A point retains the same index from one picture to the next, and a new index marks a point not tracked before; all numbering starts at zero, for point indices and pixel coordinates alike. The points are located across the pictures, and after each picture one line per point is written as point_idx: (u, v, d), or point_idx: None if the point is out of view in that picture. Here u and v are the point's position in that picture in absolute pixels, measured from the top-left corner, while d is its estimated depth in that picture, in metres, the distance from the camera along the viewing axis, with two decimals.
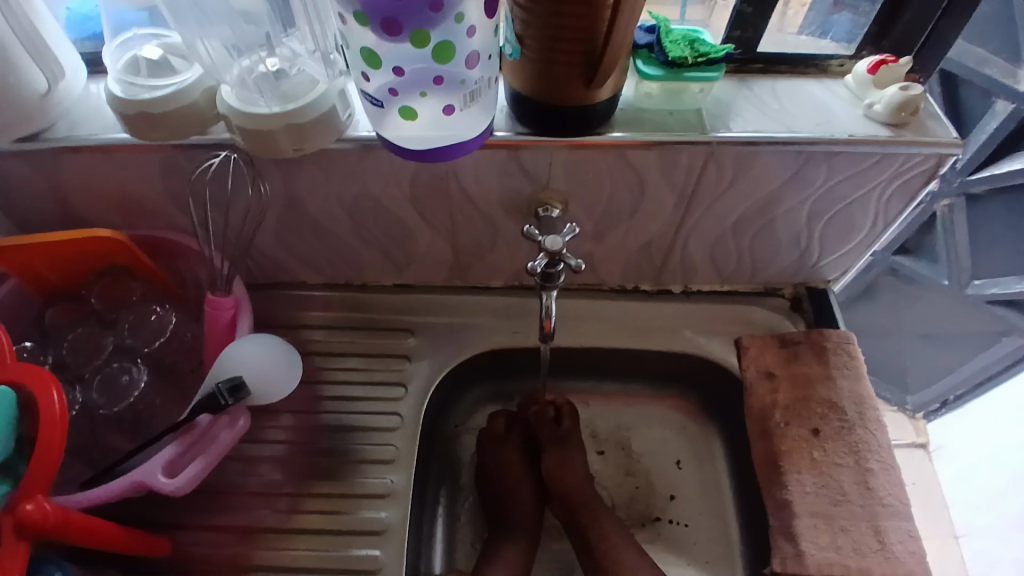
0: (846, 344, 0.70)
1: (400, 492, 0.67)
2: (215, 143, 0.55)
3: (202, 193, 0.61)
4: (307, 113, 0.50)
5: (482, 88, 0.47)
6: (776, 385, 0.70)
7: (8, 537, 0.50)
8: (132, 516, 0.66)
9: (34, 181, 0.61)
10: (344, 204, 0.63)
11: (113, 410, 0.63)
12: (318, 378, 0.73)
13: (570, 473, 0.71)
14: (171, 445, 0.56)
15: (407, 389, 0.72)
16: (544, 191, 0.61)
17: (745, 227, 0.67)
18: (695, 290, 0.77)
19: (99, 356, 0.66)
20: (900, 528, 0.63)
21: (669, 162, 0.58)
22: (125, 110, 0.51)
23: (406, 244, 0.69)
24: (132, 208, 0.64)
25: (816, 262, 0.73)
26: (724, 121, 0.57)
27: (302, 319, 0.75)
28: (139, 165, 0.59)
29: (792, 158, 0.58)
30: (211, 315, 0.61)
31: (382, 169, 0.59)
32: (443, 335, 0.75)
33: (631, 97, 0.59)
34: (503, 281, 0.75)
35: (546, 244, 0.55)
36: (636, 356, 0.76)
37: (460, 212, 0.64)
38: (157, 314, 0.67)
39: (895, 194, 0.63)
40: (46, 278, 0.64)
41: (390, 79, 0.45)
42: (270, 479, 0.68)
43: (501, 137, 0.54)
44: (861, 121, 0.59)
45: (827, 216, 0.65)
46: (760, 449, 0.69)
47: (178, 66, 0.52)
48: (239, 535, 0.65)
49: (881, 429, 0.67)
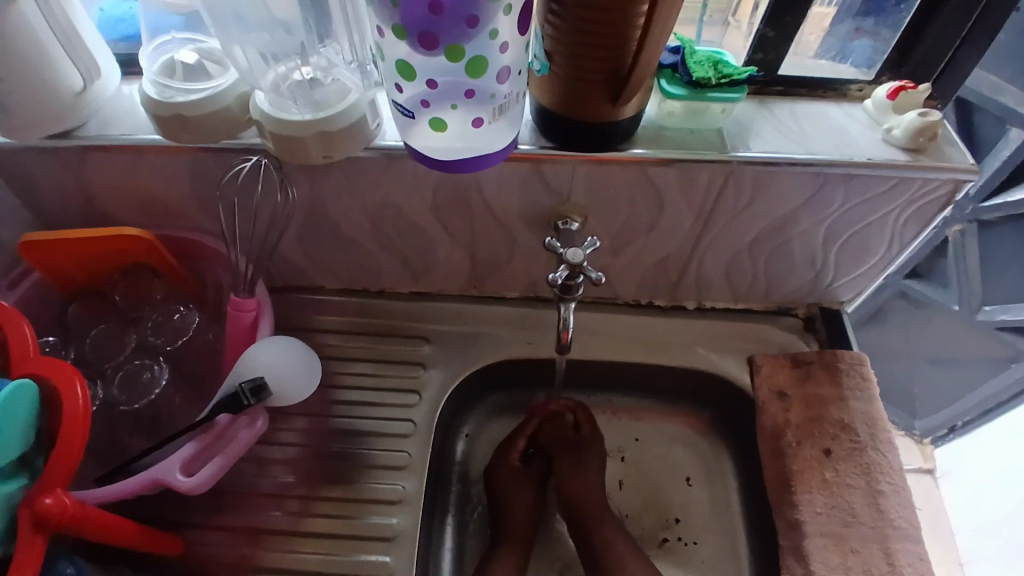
0: (858, 365, 0.71)
1: (410, 498, 0.67)
2: (245, 147, 0.57)
3: (228, 197, 0.62)
4: (339, 121, 0.51)
5: (510, 102, 0.48)
6: (788, 404, 0.71)
7: (26, 532, 0.51)
8: (143, 514, 0.67)
9: (68, 180, 0.62)
10: (367, 211, 0.64)
11: (134, 406, 0.64)
12: (333, 382, 0.74)
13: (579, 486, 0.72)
14: (190, 443, 0.56)
15: (420, 396, 0.73)
16: (565, 205, 0.61)
17: (761, 246, 0.67)
18: (708, 306, 0.78)
19: (121, 353, 0.67)
20: (910, 551, 0.63)
21: (689, 179, 0.59)
22: (159, 112, 0.53)
23: (425, 253, 0.70)
24: (159, 208, 0.66)
25: (830, 283, 0.73)
26: (743, 141, 0.58)
27: (320, 324, 0.76)
28: (170, 166, 0.60)
29: (810, 179, 0.59)
30: (233, 316, 0.61)
31: (407, 178, 0.60)
32: (457, 343, 0.75)
33: (653, 115, 0.60)
34: (518, 292, 0.76)
35: (567, 256, 0.56)
36: (648, 371, 0.76)
37: (480, 223, 0.65)
38: (179, 313, 0.68)
39: (911, 218, 0.63)
40: (72, 274, 0.65)
41: (423, 90, 0.46)
42: (282, 481, 0.68)
43: (525, 151, 0.55)
44: (880, 144, 0.60)
45: (842, 238, 0.66)
46: (772, 468, 0.69)
47: (213, 72, 0.54)
48: (249, 537, 0.65)
49: (892, 450, 0.67)
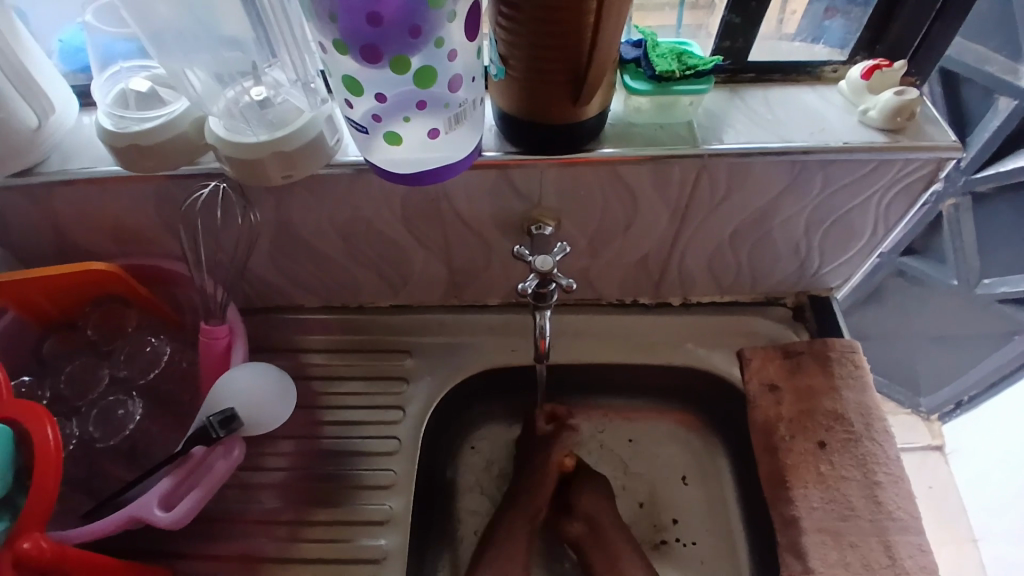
0: (850, 353, 0.69)
1: (399, 517, 0.66)
2: (204, 172, 0.55)
3: (193, 223, 0.61)
4: (295, 140, 0.50)
5: (467, 110, 0.47)
6: (780, 398, 0.69)
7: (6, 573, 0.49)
8: (131, 548, 0.66)
9: (31, 215, 0.61)
10: (337, 227, 0.63)
11: (109, 442, 0.63)
12: (318, 402, 0.72)
13: (579, 519, 0.69)
14: (167, 477, 0.55)
15: (405, 412, 0.71)
16: (537, 209, 0.60)
17: (742, 238, 0.66)
18: (695, 301, 0.76)
19: (94, 389, 0.66)
20: (911, 543, 0.61)
21: (661, 176, 0.57)
22: (116, 143, 0.51)
23: (401, 265, 0.68)
24: (126, 237, 0.64)
25: (818, 270, 0.71)
26: (715, 133, 0.57)
27: (302, 343, 0.75)
28: (132, 194, 0.59)
29: (786, 168, 0.57)
30: (205, 344, 0.60)
31: (373, 192, 0.58)
32: (440, 354, 0.74)
33: (621, 112, 0.58)
34: (500, 299, 0.75)
35: (536, 264, 0.54)
36: (637, 371, 0.75)
37: (454, 232, 0.63)
38: (151, 344, 0.67)
39: (895, 199, 0.62)
40: (44, 310, 0.64)
41: (373, 105, 0.44)
42: (269, 506, 0.67)
43: (490, 157, 0.54)
44: (857, 127, 0.58)
45: (826, 224, 0.64)
46: (766, 464, 0.67)
47: (167, 97, 0.53)
48: (239, 566, 0.64)
49: (888, 440, 0.66)
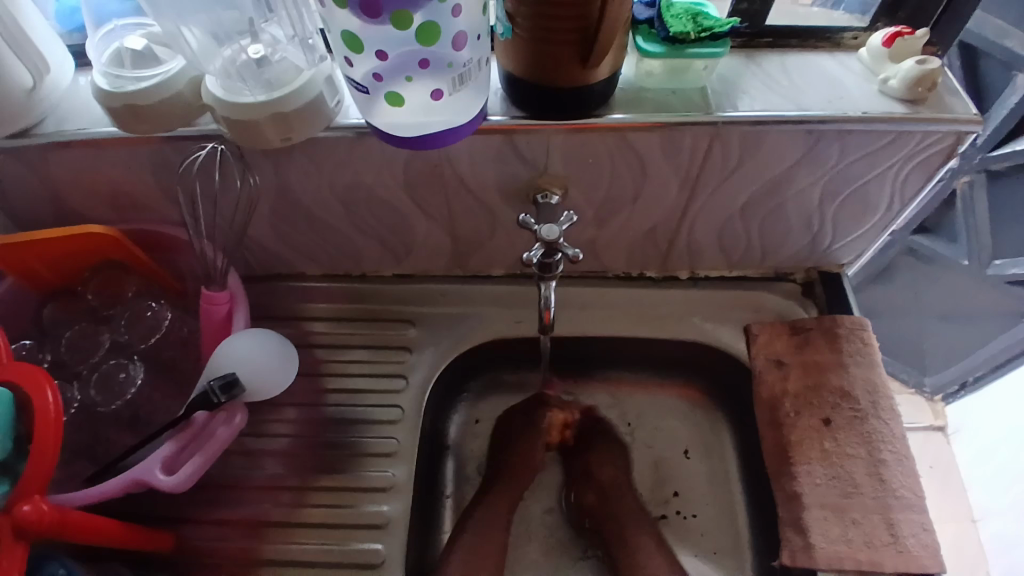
0: (859, 330, 0.68)
1: (401, 485, 0.67)
2: (201, 134, 0.54)
3: (192, 187, 0.60)
4: (294, 101, 0.48)
5: (471, 70, 0.45)
6: (786, 373, 0.68)
7: (6, 537, 0.49)
8: (137, 512, 0.66)
9: (26, 178, 0.60)
10: (338, 193, 0.61)
11: (110, 407, 0.63)
12: (321, 370, 0.72)
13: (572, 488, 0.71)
14: (169, 441, 0.55)
15: (408, 381, 0.71)
16: (543, 177, 0.59)
17: (754, 210, 0.64)
18: (702, 275, 0.75)
19: (96, 353, 0.65)
20: (913, 521, 0.61)
21: (673, 144, 0.55)
22: (111, 104, 0.50)
23: (404, 234, 0.67)
24: (124, 203, 0.63)
25: (829, 246, 0.70)
26: (730, 100, 0.55)
27: (306, 312, 0.74)
28: (129, 158, 0.58)
29: (802, 139, 0.55)
30: (206, 311, 0.60)
31: (375, 157, 0.57)
32: (444, 324, 0.74)
33: (631, 76, 0.56)
34: (505, 270, 0.74)
35: (541, 233, 0.53)
36: (641, 344, 0.74)
37: (457, 199, 0.62)
38: (152, 310, 0.66)
39: (912, 173, 0.60)
40: (43, 276, 0.63)
41: (374, 63, 0.43)
42: (273, 472, 0.67)
43: (496, 122, 0.52)
44: (876, 97, 0.56)
45: (840, 197, 0.63)
46: (771, 440, 0.67)
47: (162, 55, 0.51)
48: (245, 530, 0.65)
49: (894, 418, 0.65)
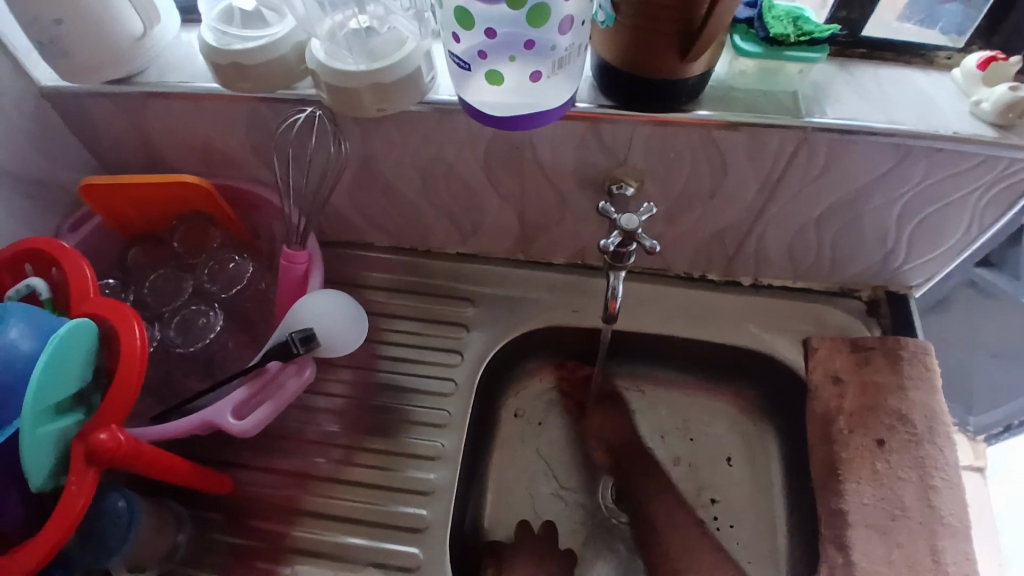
0: (923, 354, 0.67)
1: (448, 456, 0.69)
2: (299, 98, 0.57)
3: (283, 149, 0.63)
4: (393, 73, 0.51)
5: (570, 56, 0.46)
6: (843, 389, 0.67)
7: (78, 465, 0.52)
8: (197, 452, 0.70)
9: (133, 126, 0.64)
10: (418, 166, 0.63)
11: (189, 349, 0.67)
12: (379, 337, 0.74)
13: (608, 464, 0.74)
14: (241, 388, 0.58)
15: (462, 357, 0.73)
16: (620, 168, 0.59)
17: (829, 221, 0.63)
18: (764, 283, 0.75)
19: (178, 297, 0.69)
20: (959, 550, 0.60)
21: (757, 145, 0.55)
22: (217, 60, 0.53)
23: (474, 213, 0.69)
24: (216, 158, 0.67)
25: (900, 266, 0.68)
26: (819, 105, 0.54)
27: (369, 281, 0.77)
28: (229, 116, 0.61)
29: (889, 152, 0.54)
30: (285, 268, 0.62)
31: (459, 135, 0.58)
32: (501, 305, 0.75)
33: (723, 74, 0.56)
34: (566, 258, 0.75)
35: (621, 222, 0.54)
36: (694, 346, 0.74)
37: (531, 183, 0.63)
38: (235, 262, 0.69)
39: (996, 199, 0.58)
40: (134, 218, 0.68)
41: (480, 40, 0.44)
42: (327, 429, 0.70)
43: (583, 109, 0.53)
44: (967, 118, 0.54)
45: (919, 216, 0.61)
46: (820, 454, 0.66)
47: (270, 19, 0.54)
48: (296, 481, 0.68)
49: (950, 446, 0.64)
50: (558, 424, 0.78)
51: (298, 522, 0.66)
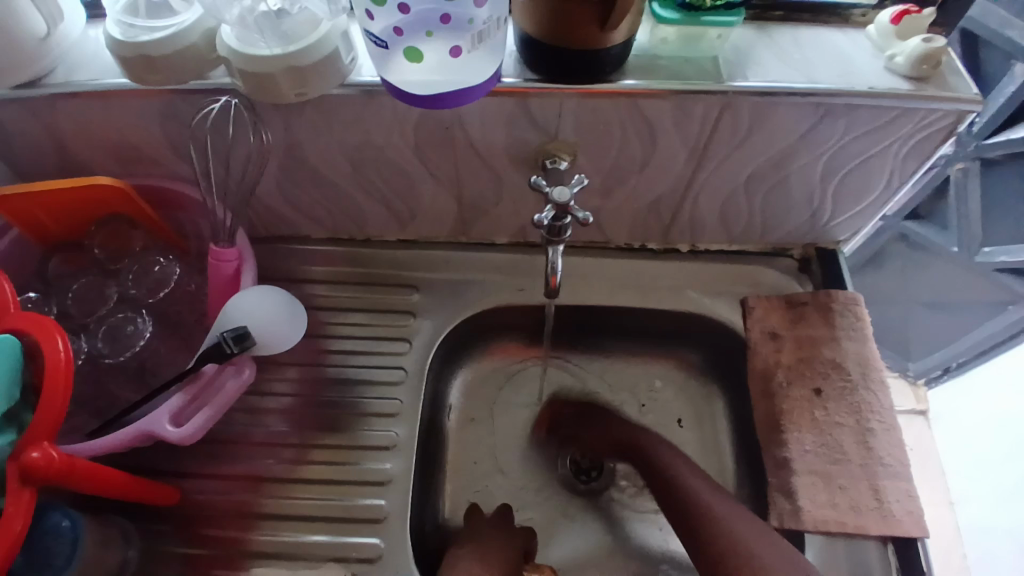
0: (853, 305, 0.70)
1: (403, 444, 0.68)
2: (215, 87, 0.54)
3: (201, 140, 0.60)
4: (307, 56, 0.49)
5: (490, 28, 0.46)
6: (780, 345, 0.70)
7: (13, 485, 0.49)
8: (139, 464, 0.67)
9: (35, 130, 0.60)
10: (347, 152, 0.61)
11: (118, 359, 0.64)
12: (324, 332, 0.73)
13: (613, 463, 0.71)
14: (177, 395, 0.56)
15: (411, 344, 0.72)
16: (553, 143, 0.59)
17: (757, 184, 0.65)
18: (702, 249, 0.76)
19: (103, 306, 0.66)
20: (899, 488, 0.63)
21: (683, 112, 0.56)
22: (124, 54, 0.50)
23: (410, 198, 0.68)
24: (132, 157, 0.63)
25: (828, 222, 0.71)
26: (741, 71, 0.56)
27: (310, 274, 0.75)
28: (140, 112, 0.58)
29: (809, 111, 0.56)
30: (214, 267, 0.60)
31: (386, 117, 0.57)
32: (447, 290, 0.75)
33: (646, 43, 0.57)
34: (508, 238, 0.75)
35: (553, 196, 0.54)
36: (640, 315, 0.75)
37: (466, 163, 0.62)
38: (160, 264, 0.67)
39: (911, 152, 0.61)
40: (48, 228, 0.63)
41: (395, 17, 0.45)
42: (276, 430, 0.68)
43: (509, 84, 0.52)
44: (882, 73, 0.57)
45: (841, 173, 0.64)
46: (762, 408, 0.69)
47: (177, 7, 0.51)
48: (249, 484, 0.66)
49: (884, 390, 0.67)
50: (513, 400, 0.80)
51: (255, 527, 0.64)
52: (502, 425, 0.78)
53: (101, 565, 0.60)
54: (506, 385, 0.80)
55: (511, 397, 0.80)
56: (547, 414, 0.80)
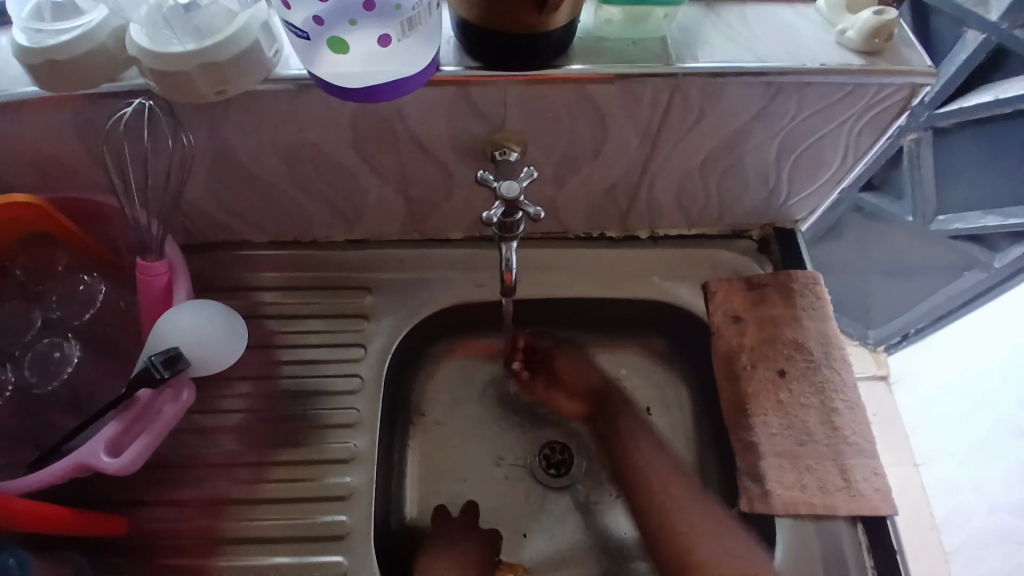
0: (812, 284, 0.69)
1: (363, 455, 0.65)
2: (128, 90, 0.50)
3: (121, 147, 0.55)
4: (225, 49, 0.45)
5: (421, 14, 0.43)
6: (742, 327, 0.70)
7: None
8: (84, 496, 0.62)
9: None
10: (282, 152, 0.57)
11: (48, 388, 0.59)
12: (273, 342, 0.69)
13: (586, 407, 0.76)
14: (112, 422, 0.52)
15: (366, 349, 0.69)
16: (500, 133, 0.56)
17: (712, 166, 0.64)
18: (662, 234, 0.75)
19: (28, 331, 0.61)
20: (864, 466, 0.63)
21: (633, 97, 0.54)
22: (30, 60, 0.46)
23: (355, 197, 0.64)
24: (50, 170, 0.58)
25: (784, 202, 0.70)
26: (690, 51, 0.53)
27: (254, 281, 0.70)
28: (53, 122, 0.53)
29: (761, 91, 0.55)
30: (143, 282, 0.56)
31: (319, 112, 0.53)
32: (401, 290, 0.71)
33: (591, 25, 0.54)
34: (462, 232, 0.72)
35: (501, 191, 0.51)
36: (602, 303, 0.74)
37: (411, 157, 0.59)
38: (85, 284, 0.62)
39: (865, 128, 0.60)
40: None
41: (314, 7, 0.41)
42: (228, 449, 0.65)
43: (450, 72, 0.49)
44: (834, 48, 0.55)
45: (796, 152, 0.63)
46: (727, 392, 0.68)
47: (83, 6, 0.47)
48: (204, 510, 0.62)
49: (846, 368, 0.67)
50: (479, 398, 0.78)
51: (213, 554, 0.61)
52: (468, 423, 0.76)
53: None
54: (469, 381, 0.78)
55: (476, 396, 0.78)
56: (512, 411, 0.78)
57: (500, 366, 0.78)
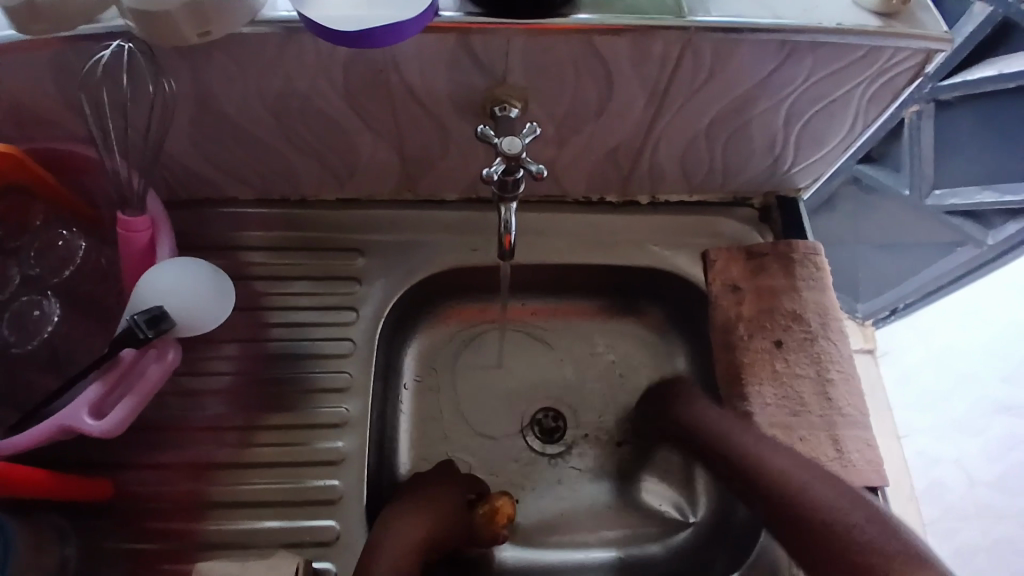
0: (813, 255, 0.68)
1: (356, 420, 0.64)
2: (107, 32, 0.47)
3: (99, 94, 0.52)
4: None
5: None
6: (741, 297, 0.68)
7: None
8: (67, 458, 0.61)
9: None
10: (270, 103, 0.54)
11: (26, 347, 0.57)
12: (261, 304, 0.67)
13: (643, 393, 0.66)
14: (95, 383, 0.50)
15: (358, 313, 0.67)
16: (501, 87, 0.54)
17: (718, 130, 0.62)
18: (663, 200, 0.73)
19: (4, 289, 0.58)
20: (857, 437, 0.62)
21: (641, 52, 0.51)
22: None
23: (346, 153, 0.62)
24: (25, 119, 0.55)
25: (788, 170, 0.69)
26: (703, 5, 0.51)
27: (241, 241, 0.68)
28: (25, 67, 0.50)
29: (774, 50, 0.52)
30: (124, 239, 0.53)
31: (310, 60, 0.50)
32: (395, 253, 0.69)
33: None
34: (458, 193, 0.69)
35: (503, 147, 0.49)
36: (599, 270, 0.72)
37: (407, 111, 0.56)
38: (64, 239, 0.60)
39: (876, 94, 0.58)
40: None
41: None
42: (215, 412, 0.63)
43: (449, 19, 0.47)
44: (850, 9, 0.52)
45: (804, 118, 0.61)
46: (724, 361, 0.67)
47: None
48: (192, 473, 0.61)
49: (843, 339, 0.66)
50: (472, 364, 0.76)
51: (203, 517, 0.60)
52: (461, 389, 0.75)
53: (37, 571, 0.55)
54: (463, 348, 0.76)
55: (469, 362, 0.76)
56: (505, 379, 0.77)
57: (492, 332, 0.77)
